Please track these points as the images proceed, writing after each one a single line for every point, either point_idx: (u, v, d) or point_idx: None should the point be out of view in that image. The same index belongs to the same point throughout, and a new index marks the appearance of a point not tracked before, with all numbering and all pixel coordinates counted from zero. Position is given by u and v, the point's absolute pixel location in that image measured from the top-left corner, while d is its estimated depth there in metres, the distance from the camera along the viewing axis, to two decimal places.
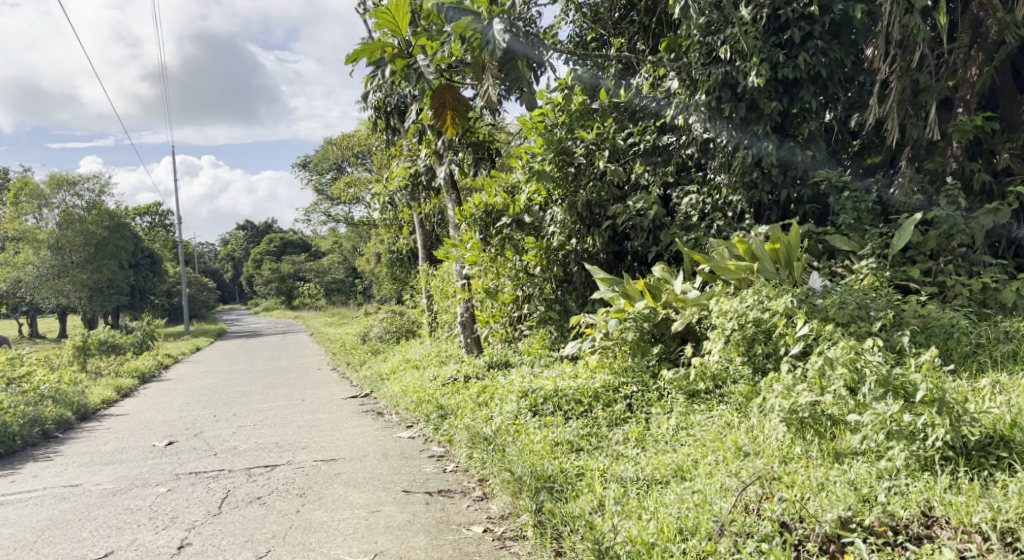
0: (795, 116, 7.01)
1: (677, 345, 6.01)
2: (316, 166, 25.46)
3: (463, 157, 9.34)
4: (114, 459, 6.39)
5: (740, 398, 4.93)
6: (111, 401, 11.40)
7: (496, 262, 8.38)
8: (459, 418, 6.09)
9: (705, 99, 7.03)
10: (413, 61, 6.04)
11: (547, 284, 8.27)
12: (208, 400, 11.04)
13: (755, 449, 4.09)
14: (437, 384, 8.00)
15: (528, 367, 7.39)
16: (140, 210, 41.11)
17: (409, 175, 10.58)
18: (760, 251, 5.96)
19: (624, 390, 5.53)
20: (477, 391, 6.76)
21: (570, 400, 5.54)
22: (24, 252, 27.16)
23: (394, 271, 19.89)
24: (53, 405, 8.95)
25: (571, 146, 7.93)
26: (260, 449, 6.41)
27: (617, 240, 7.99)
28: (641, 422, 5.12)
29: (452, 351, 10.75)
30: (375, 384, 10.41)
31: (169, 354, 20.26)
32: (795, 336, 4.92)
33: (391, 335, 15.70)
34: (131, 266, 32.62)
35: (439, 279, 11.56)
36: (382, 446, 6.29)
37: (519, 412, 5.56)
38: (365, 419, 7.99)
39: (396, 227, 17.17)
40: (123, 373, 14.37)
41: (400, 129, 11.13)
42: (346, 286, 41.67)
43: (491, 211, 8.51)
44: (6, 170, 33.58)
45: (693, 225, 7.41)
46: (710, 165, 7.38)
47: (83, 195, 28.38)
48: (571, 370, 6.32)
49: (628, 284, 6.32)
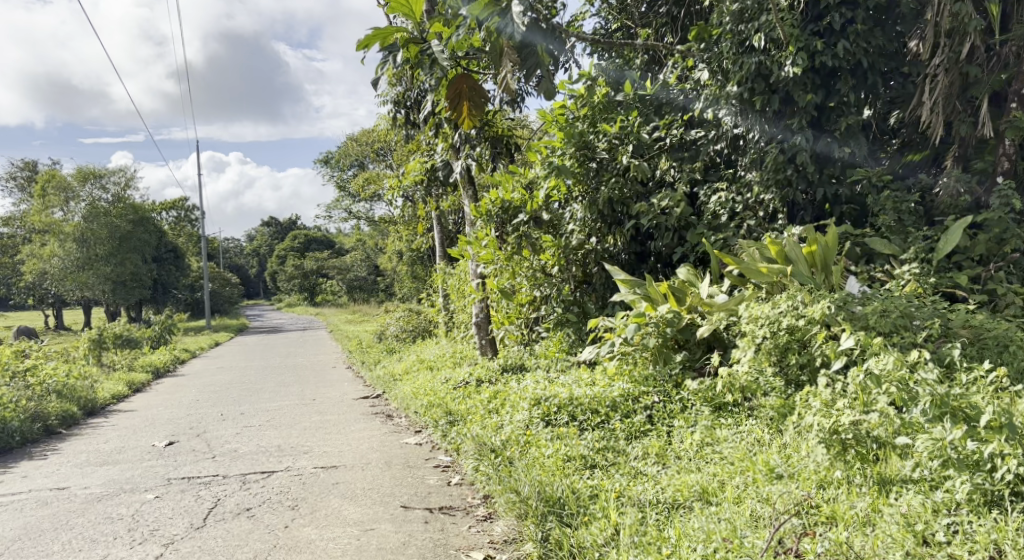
0: (832, 111, 6.59)
1: (703, 352, 5.55)
2: (337, 163, 25.29)
3: (481, 151, 9.03)
4: (110, 459, 6.14)
5: (771, 413, 4.53)
6: (122, 396, 11.22)
7: (512, 262, 8.14)
8: (468, 425, 5.75)
9: (737, 91, 6.63)
10: (427, 47, 5.53)
11: (565, 285, 7.90)
12: (219, 397, 10.81)
13: (789, 472, 3.71)
14: (448, 387, 7.68)
15: (543, 373, 7.03)
16: (165, 204, 41.32)
17: (426, 170, 10.28)
18: (795, 253, 5.51)
19: (644, 400, 5.16)
20: (488, 396, 6.41)
21: (586, 410, 5.18)
22: (49, 244, 27.29)
23: (413, 269, 19.64)
24: (58, 400, 8.77)
25: (594, 140, 7.54)
26: (260, 453, 6.12)
27: (640, 240, 7.59)
28: (662, 436, 4.76)
29: (467, 353, 10.43)
30: (387, 385, 10.11)
31: (187, 348, 20.17)
32: (837, 350, 4.46)
33: (408, 335, 15.43)
34: (154, 260, 32.75)
35: (455, 278, 11.26)
36: (387, 452, 5.97)
37: (532, 421, 5.20)
38: (373, 422, 7.68)
39: (416, 225, 16.89)
40: (138, 367, 14.23)
41: (419, 123, 10.83)
42: (369, 284, 41.47)
43: (508, 208, 8.14)
44: (35, 161, 33.95)
45: (722, 225, 6.97)
46: (740, 161, 6.98)
47: (108, 188, 28.51)
48: (588, 377, 5.97)
49: (650, 286, 5.90)
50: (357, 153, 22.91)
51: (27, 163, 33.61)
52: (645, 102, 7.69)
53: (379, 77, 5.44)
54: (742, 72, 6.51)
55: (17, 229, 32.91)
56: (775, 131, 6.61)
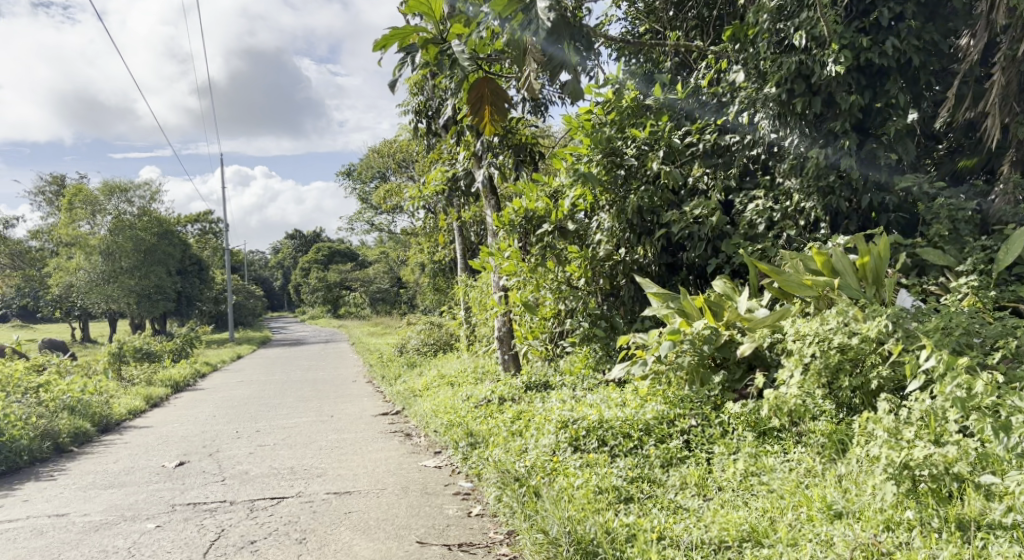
0: (878, 113, 6.16)
1: (744, 372, 5.13)
2: (359, 175, 25.11)
3: (504, 159, 8.79)
4: (116, 482, 5.87)
5: (823, 439, 4.14)
6: (138, 412, 10.99)
7: (536, 273, 7.71)
8: (490, 448, 5.39)
9: (775, 92, 6.22)
10: (447, 47, 5.12)
11: (592, 299, 7.62)
12: (236, 414, 10.55)
13: (851, 509, 3.32)
14: (469, 405, 7.32)
15: (570, 392, 6.66)
16: (191, 218, 41.53)
17: (447, 180, 9.97)
18: (843, 264, 5.14)
19: (681, 424, 4.78)
20: (511, 417, 6.04)
21: (617, 434, 4.80)
22: (75, 257, 27.42)
23: (435, 282, 19.35)
24: (70, 416, 8.54)
25: (622, 146, 7.19)
26: (271, 476, 5.80)
27: (671, 250, 7.19)
28: (702, 464, 4.38)
29: (489, 368, 10.07)
30: (407, 401, 9.78)
31: (208, 361, 20.04)
32: (916, 369, 3.97)
33: (429, 348, 15.12)
34: (178, 273, 32.83)
35: (477, 290, 10.93)
36: (404, 476, 5.63)
37: (558, 446, 4.83)
38: (391, 441, 7.34)
39: (437, 236, 16.59)
40: (157, 382, 14.06)
41: (440, 132, 10.54)
42: (391, 296, 41.28)
43: (531, 217, 7.81)
44: (62, 175, 34.31)
45: (759, 234, 6.57)
46: (779, 168, 6.58)
47: (133, 201, 28.68)
48: (618, 397, 5.62)
49: (685, 300, 5.49)
50: (379, 165, 22.74)
51: (55, 177, 34.02)
52: (675, 106, 7.40)
53: (397, 78, 5.13)
54: (782, 72, 6.11)
55: (44, 243, 33.19)
56: (816, 134, 6.21)
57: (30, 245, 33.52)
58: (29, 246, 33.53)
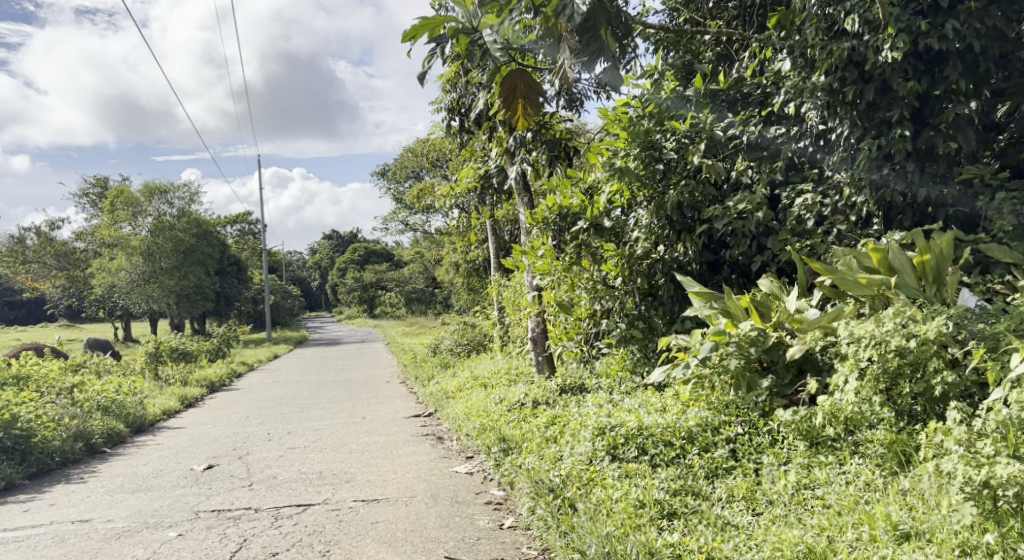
0: (936, 100, 5.77)
1: (793, 376, 4.79)
2: (393, 175, 25.07)
3: (537, 156, 8.55)
4: (143, 485, 5.78)
5: (883, 450, 3.82)
6: (173, 412, 11.01)
7: (571, 272, 7.45)
8: (524, 455, 5.16)
9: (825, 80, 5.87)
10: (478, 37, 4.76)
11: (628, 299, 7.29)
12: (268, 415, 10.49)
13: (919, 530, 3.01)
14: (502, 408, 7.10)
15: (607, 396, 6.40)
16: (230, 219, 42.08)
17: (480, 177, 9.78)
18: (900, 261, 4.78)
19: (726, 432, 4.49)
20: (546, 421, 5.80)
21: (658, 442, 4.53)
22: (117, 258, 27.89)
23: (469, 282, 19.19)
24: (104, 416, 8.55)
25: (661, 139, 6.88)
26: (298, 482, 5.65)
27: (713, 248, 6.89)
28: (750, 475, 4.10)
29: (523, 370, 9.85)
30: (439, 403, 9.60)
31: (245, 361, 20.24)
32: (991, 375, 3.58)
33: (462, 349, 14.95)
34: (216, 273, 33.24)
35: (511, 290, 10.72)
36: (435, 483, 5.43)
37: (595, 455, 4.57)
38: (423, 445, 7.15)
39: (471, 236, 16.43)
40: (193, 382, 14.14)
41: (473, 129, 10.34)
42: (426, 296, 41.27)
43: (566, 215, 7.51)
44: (105, 178, 35.05)
45: (807, 231, 6.22)
46: (828, 161, 6.23)
47: (173, 203, 29.11)
48: (658, 403, 5.34)
49: (729, 300, 5.19)
50: (413, 165, 22.65)
51: (98, 179, 34.78)
52: (717, 97, 7.11)
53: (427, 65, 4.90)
54: (832, 58, 5.76)
55: (88, 244, 33.91)
56: (868, 124, 5.84)
57: (74, 246, 34.27)
58: (73, 247, 34.28)
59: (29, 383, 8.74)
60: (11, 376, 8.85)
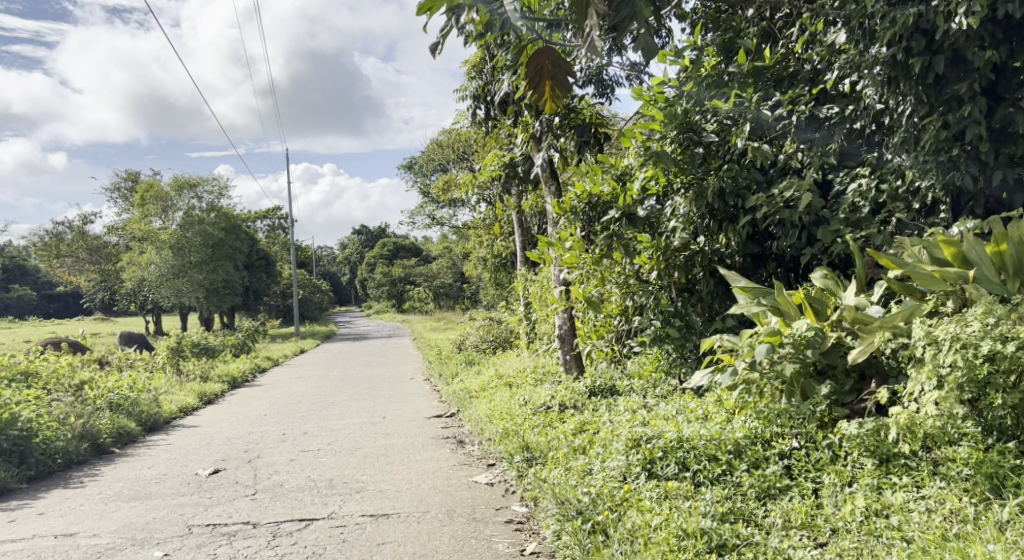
0: (1015, 73, 5.07)
1: (854, 382, 4.22)
2: (419, 168, 24.56)
3: (565, 142, 8.01)
4: (141, 493, 5.41)
5: (970, 472, 3.24)
6: (191, 409, 10.73)
7: (601, 267, 6.93)
8: (549, 467, 4.66)
9: (887, 53, 5.16)
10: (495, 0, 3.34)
11: (663, 295, 6.71)
12: (287, 413, 10.14)
13: None
14: (527, 410, 6.62)
15: (640, 400, 5.88)
16: (260, 213, 42.15)
17: (505, 165, 9.29)
18: (977, 253, 4.13)
19: (779, 446, 3.95)
20: (573, 428, 5.29)
21: (701, 457, 4.00)
22: (147, 252, 27.95)
23: (496, 276, 18.71)
24: (114, 415, 8.23)
25: (700, 121, 6.31)
26: (304, 492, 5.22)
27: (757, 239, 6.32)
28: (808, 497, 3.56)
29: (550, 369, 9.35)
30: (462, 403, 9.14)
31: (269, 355, 20.07)
32: None
33: (488, 346, 14.50)
34: (245, 267, 33.23)
35: (538, 284, 10.27)
36: (451, 496, 4.95)
37: (629, 471, 4.06)
38: (442, 449, 6.69)
39: (497, 229, 15.93)
40: (214, 379, 13.87)
41: (498, 116, 9.83)
42: (453, 291, 40.82)
43: (595, 203, 6.94)
44: (136, 172, 35.17)
45: (864, 220, 5.60)
46: (888, 143, 5.59)
47: (203, 197, 28.94)
48: (699, 412, 4.81)
49: (780, 296, 4.62)
50: (440, 158, 22.19)
51: (130, 174, 34.96)
52: (762, 75, 6.49)
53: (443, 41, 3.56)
54: (895, 27, 5.11)
55: (119, 238, 34.09)
56: (935, 101, 5.18)
57: (107, 240, 34.55)
58: (106, 241, 34.58)
59: (37, 380, 8.46)
60: (20, 373, 8.58)
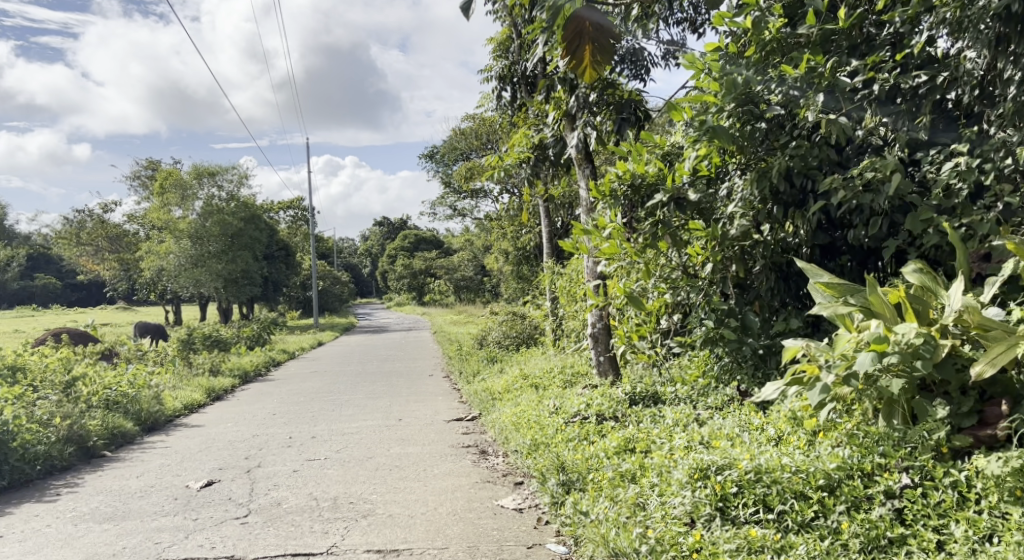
0: None
1: (977, 402, 3.38)
2: (441, 157, 23.74)
3: (603, 121, 7.21)
4: (118, 512, 4.74)
5: None
6: (196, 407, 10.11)
7: (643, 259, 6.21)
8: (592, 497, 3.91)
9: (1001, 4, 4.31)
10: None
11: (715, 292, 5.92)
12: (298, 412, 9.48)
13: None
14: (558, 420, 5.89)
15: (691, 413, 5.10)
16: (282, 204, 41.63)
17: (533, 146, 8.52)
18: None
19: (885, 481, 3.13)
20: (616, 446, 4.54)
21: (786, 494, 3.22)
22: (165, 241, 27.52)
23: (520, 269, 17.99)
24: (108, 416, 7.61)
25: (763, 92, 5.52)
26: (303, 515, 4.52)
27: (828, 228, 5.50)
28: (931, 554, 2.76)
29: (581, 370, 8.57)
30: (485, 406, 8.39)
31: (285, 348, 19.50)
32: None
33: (511, 342, 13.79)
34: (265, 257, 32.76)
35: (568, 278, 9.55)
36: (472, 526, 4.20)
37: (698, 511, 3.30)
38: (463, 461, 5.96)
39: (522, 219, 15.15)
40: (225, 373, 13.28)
41: (528, 96, 9.12)
42: (474, 284, 40.11)
43: (639, 186, 6.12)
44: (155, 161, 34.80)
45: (961, 206, 4.75)
46: (992, 114, 4.73)
47: (223, 186, 28.30)
48: (772, 435, 4.02)
49: (873, 295, 3.83)
50: (463, 146, 21.39)
51: (150, 163, 34.61)
52: (835, 39, 5.64)
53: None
54: None
55: (138, 227, 33.71)
56: None
57: (127, 229, 34.18)
58: (126, 230, 34.20)
59: (25, 376, 7.86)
60: (9, 368, 7.99)
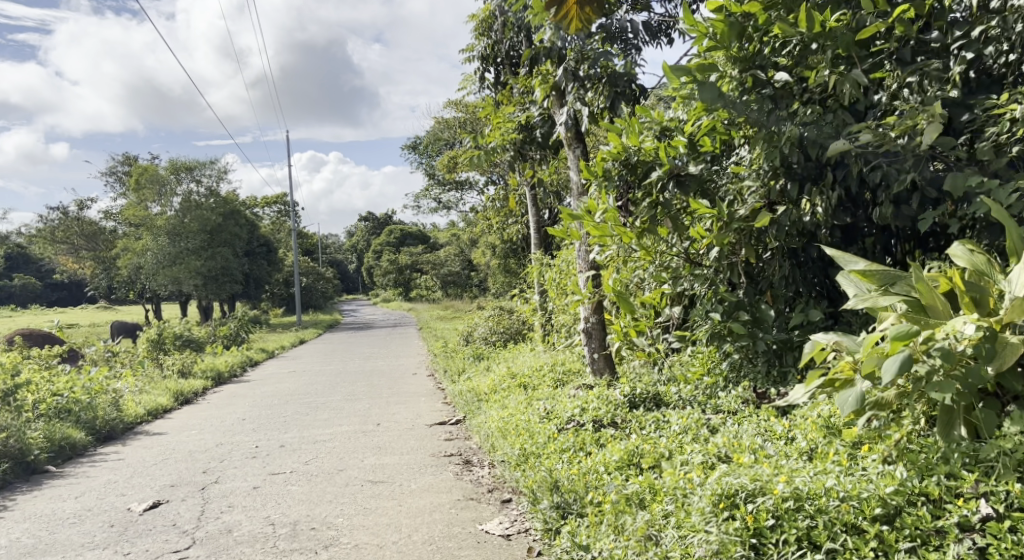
0: None
1: None
2: (425, 149, 23.07)
3: (594, 99, 6.62)
4: (42, 544, 4.09)
5: None
6: (161, 412, 9.40)
7: (641, 246, 5.60)
8: (596, 527, 3.30)
9: None
10: None
11: (721, 280, 5.33)
12: (268, 417, 8.81)
13: None
14: (549, 425, 5.29)
15: (701, 418, 4.51)
16: (264, 200, 40.74)
17: (519, 127, 7.88)
18: None
19: (959, 511, 2.52)
20: (619, 460, 3.94)
21: (835, 526, 2.63)
22: (142, 239, 26.65)
23: (507, 262, 17.44)
24: (56, 426, 6.91)
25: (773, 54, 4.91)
26: (254, 546, 3.87)
27: (849, 207, 4.88)
28: None
29: (573, 368, 7.97)
30: (471, 409, 7.76)
31: (264, 347, 18.74)
32: None
33: (499, 338, 13.19)
34: (246, 253, 31.89)
35: (558, 270, 8.95)
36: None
37: (726, 550, 2.68)
38: (444, 473, 5.34)
39: (508, 211, 14.51)
40: (198, 375, 12.57)
41: (512, 74, 8.49)
42: (462, 280, 39.42)
43: (634, 162, 5.44)
44: (131, 156, 33.85)
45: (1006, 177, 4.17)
46: None
47: (201, 181, 27.43)
48: (805, 448, 3.42)
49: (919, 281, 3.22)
50: (447, 136, 20.71)
51: (127, 159, 33.75)
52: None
53: None
54: None
55: (115, 224, 32.71)
56: None
57: (103, 226, 33.15)
58: (102, 227, 33.18)
59: None
60: None
